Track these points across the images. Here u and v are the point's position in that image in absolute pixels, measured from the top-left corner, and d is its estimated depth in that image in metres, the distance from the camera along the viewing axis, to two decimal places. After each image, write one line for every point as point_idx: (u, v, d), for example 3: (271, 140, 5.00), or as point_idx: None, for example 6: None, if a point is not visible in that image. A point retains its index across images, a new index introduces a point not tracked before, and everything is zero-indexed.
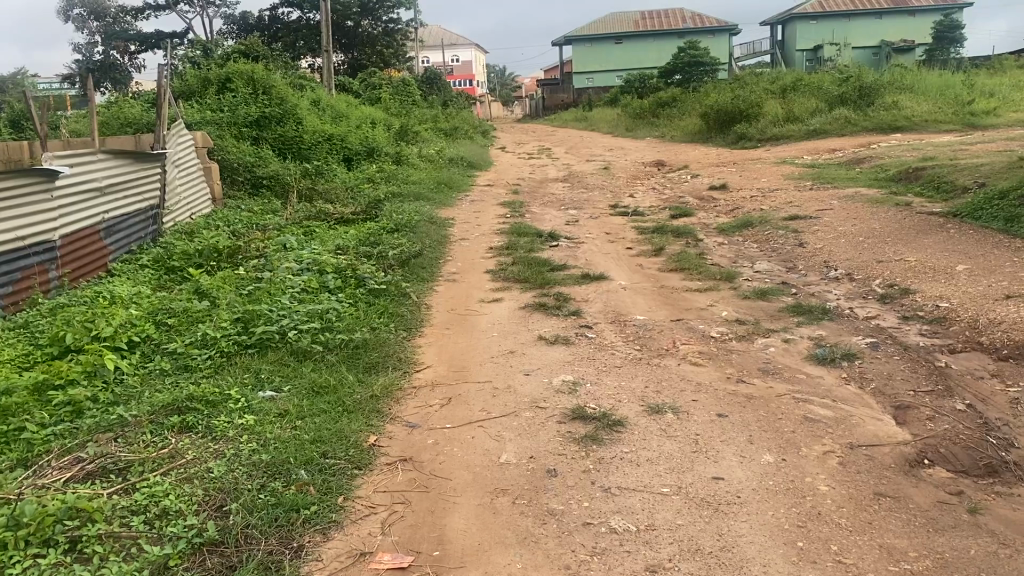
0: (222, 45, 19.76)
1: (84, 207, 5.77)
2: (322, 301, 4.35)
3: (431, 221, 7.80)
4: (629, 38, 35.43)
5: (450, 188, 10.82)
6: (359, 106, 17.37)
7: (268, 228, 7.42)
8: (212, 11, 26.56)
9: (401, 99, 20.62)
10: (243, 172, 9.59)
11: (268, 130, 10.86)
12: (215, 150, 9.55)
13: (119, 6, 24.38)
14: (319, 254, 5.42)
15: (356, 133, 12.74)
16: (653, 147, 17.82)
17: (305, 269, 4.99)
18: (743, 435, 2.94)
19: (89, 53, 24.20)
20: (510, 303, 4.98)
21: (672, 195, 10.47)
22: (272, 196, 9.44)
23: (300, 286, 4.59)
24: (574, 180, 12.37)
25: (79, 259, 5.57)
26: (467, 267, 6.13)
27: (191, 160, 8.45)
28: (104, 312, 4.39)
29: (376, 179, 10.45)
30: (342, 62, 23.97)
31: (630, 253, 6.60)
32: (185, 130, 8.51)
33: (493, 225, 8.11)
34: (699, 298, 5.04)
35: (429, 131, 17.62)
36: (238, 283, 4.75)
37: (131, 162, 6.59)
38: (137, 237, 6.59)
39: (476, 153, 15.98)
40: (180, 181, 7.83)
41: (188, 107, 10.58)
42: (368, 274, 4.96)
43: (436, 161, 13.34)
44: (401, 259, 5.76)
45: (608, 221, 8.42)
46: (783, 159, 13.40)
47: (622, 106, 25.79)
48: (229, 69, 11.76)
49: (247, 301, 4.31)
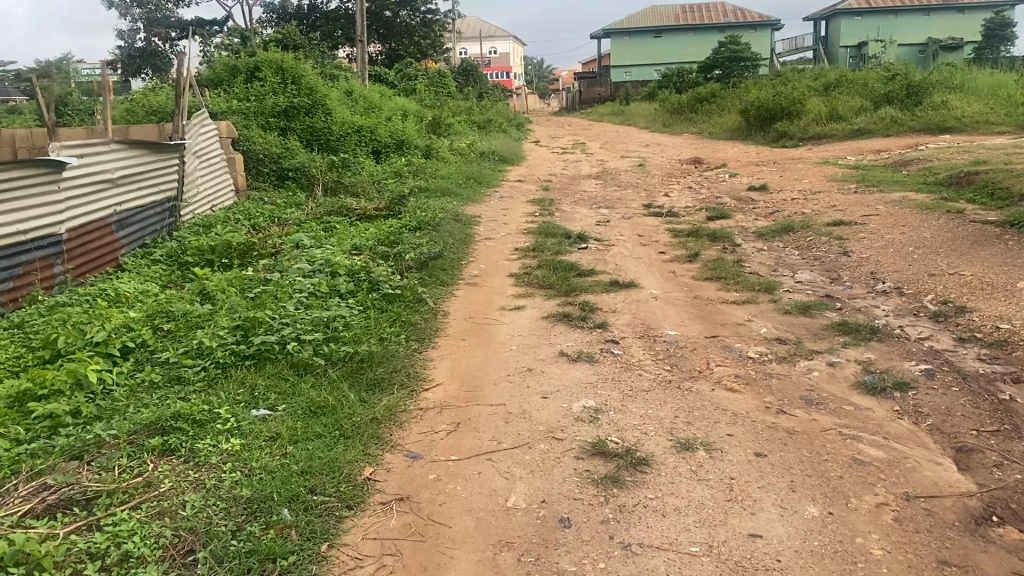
0: (258, 33, 19.64)
1: (94, 199, 5.55)
2: (330, 308, 4.07)
3: (456, 220, 7.51)
4: (669, 32, 34.83)
5: (479, 184, 10.52)
6: (393, 97, 17.11)
7: (288, 223, 7.18)
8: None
9: (436, 91, 20.35)
10: (268, 163, 9.38)
11: (296, 121, 10.63)
12: (239, 140, 9.34)
13: None
14: (333, 254, 5.15)
15: (387, 125, 12.48)
16: (691, 143, 17.35)
17: (317, 270, 4.72)
18: (784, 480, 2.61)
19: (130, 40, 24.25)
20: (532, 312, 4.66)
21: (709, 195, 10.07)
22: (297, 188, 9.20)
23: (310, 289, 4.31)
24: (607, 177, 12.01)
25: (87, 255, 5.36)
26: (490, 270, 5.82)
27: (214, 149, 8.24)
28: (102, 312, 4.14)
29: (403, 173, 10.19)
30: (379, 52, 23.76)
31: (663, 258, 6.25)
32: (209, 118, 8.30)
33: (521, 224, 7.81)
34: (736, 312, 4.68)
35: (463, 123, 17.35)
36: (244, 285, 4.49)
37: (148, 152, 6.36)
38: (152, 230, 6.39)
39: (509, 147, 15.66)
40: (200, 172, 7.62)
41: (216, 96, 10.39)
42: (383, 277, 4.68)
43: (466, 155, 13.03)
44: (419, 261, 5.46)
45: (641, 222, 8.06)
46: (826, 159, 12.90)
47: (660, 100, 25.27)
48: (259, 57, 11.55)
49: (252, 305, 4.04)
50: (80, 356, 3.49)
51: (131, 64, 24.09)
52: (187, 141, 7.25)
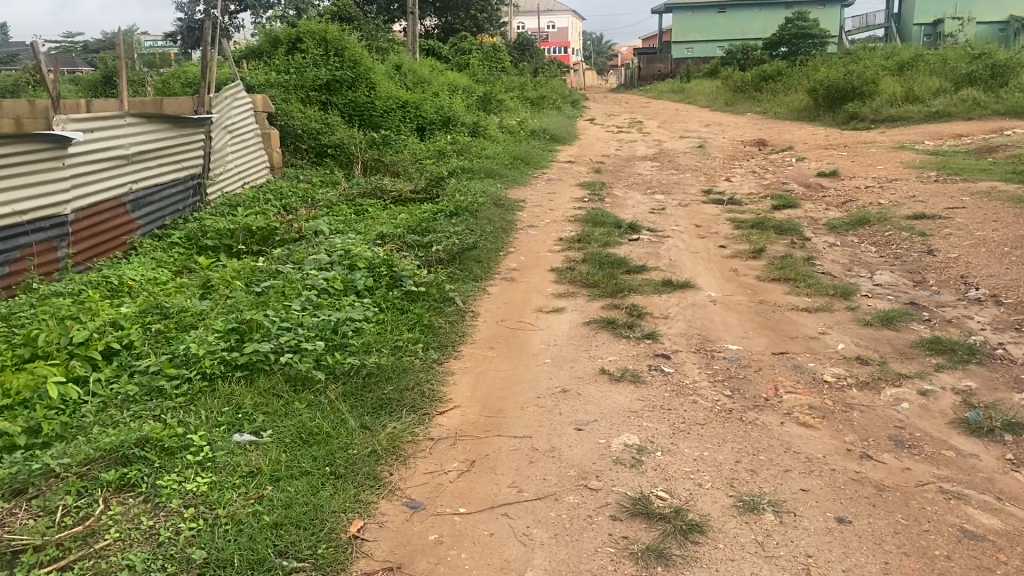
0: (312, 5, 19.22)
1: (106, 177, 5.18)
2: (341, 309, 3.60)
3: (498, 205, 7.01)
4: (733, 8, 33.60)
5: (527, 165, 9.97)
6: (445, 72, 16.57)
7: (319, 205, 6.75)
8: None
9: (490, 67, 19.76)
10: (307, 140, 8.95)
11: (338, 96, 10.20)
12: (278, 114, 8.93)
13: None
14: (353, 244, 4.69)
15: (434, 101, 11.97)
16: (753, 124, 16.51)
17: (335, 262, 4.26)
18: (874, 563, 2.06)
19: (190, 12, 24.06)
20: (572, 317, 4.13)
21: (773, 181, 9.37)
22: (336, 167, 8.78)
23: (323, 286, 3.85)
24: (664, 159, 11.36)
25: (95, 238, 5.00)
26: (529, 263, 5.31)
27: (248, 125, 7.84)
28: (92, 304, 3.72)
29: (448, 152, 9.70)
30: (434, 26, 23.21)
31: (722, 253, 5.66)
32: (243, 92, 7.89)
33: (568, 210, 7.27)
34: (806, 322, 4.08)
35: (516, 100, 16.77)
36: (251, 278, 4.05)
37: (171, 127, 5.97)
38: (173, 211, 6.01)
39: (563, 126, 15.04)
40: (231, 149, 7.23)
41: (255, 69, 10.01)
42: (406, 272, 4.19)
43: (516, 134, 12.46)
44: (451, 253, 4.97)
45: (699, 210, 7.44)
46: (901, 144, 12.04)
47: (722, 78, 24.30)
48: (301, 28, 11.11)
49: (254, 305, 3.59)
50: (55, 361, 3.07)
51: (191, 35, 23.90)
52: (215, 115, 6.86)
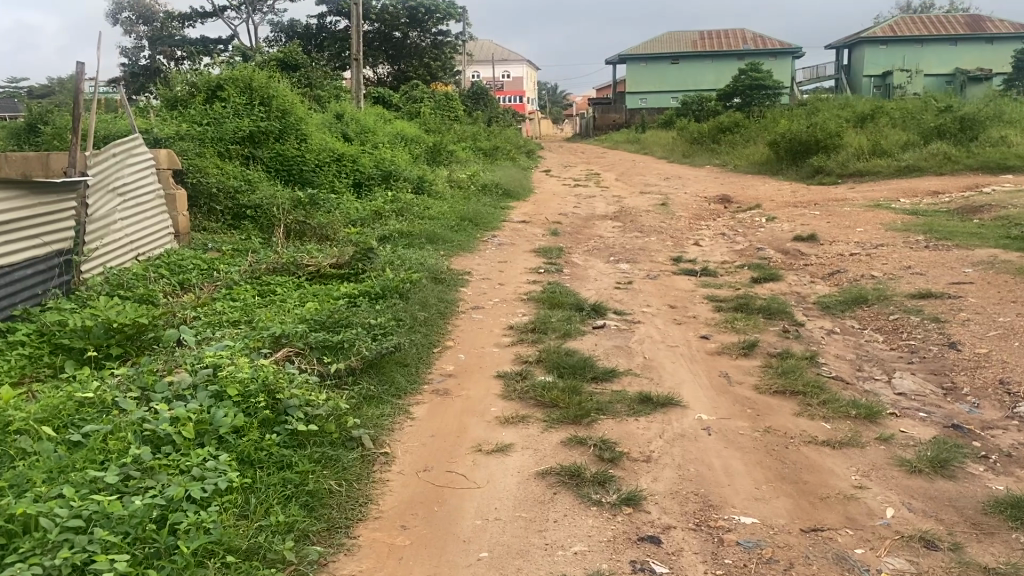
0: (256, 51, 18.22)
1: None
2: (178, 478, 2.47)
3: (436, 282, 5.94)
4: (686, 59, 33.44)
5: (475, 226, 8.94)
6: (393, 122, 15.58)
7: (220, 283, 5.61)
8: (260, 19, 24.98)
9: (442, 116, 18.87)
10: (223, 200, 7.80)
11: (264, 148, 9.12)
12: (189, 170, 7.79)
13: (168, 12, 23.12)
14: (232, 354, 3.56)
15: (375, 155, 10.93)
16: (715, 177, 15.78)
17: (198, 387, 3.12)
18: None
19: (135, 58, 22.85)
20: (524, 459, 3.04)
21: (747, 246, 8.45)
22: (254, 231, 7.64)
23: (165, 435, 2.71)
24: (624, 218, 10.45)
25: None
26: (471, 366, 4.21)
27: (149, 186, 6.71)
28: None
29: (386, 212, 8.64)
30: (387, 74, 22.22)
31: (708, 347, 4.64)
32: (143, 147, 6.77)
33: (521, 285, 6.24)
34: (834, 467, 3.05)
35: (466, 152, 15.84)
36: (72, 423, 2.88)
37: (28, 194, 4.82)
38: (29, 296, 4.82)
39: (518, 179, 14.10)
40: (120, 214, 6.10)
41: (167, 120, 8.89)
42: (293, 398, 3.09)
43: (466, 189, 11.46)
44: (368, 360, 3.87)
45: (671, 285, 6.45)
46: (875, 201, 11.31)
47: (678, 128, 23.69)
48: (224, 74, 10.02)
49: (51, 478, 2.44)
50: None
51: (135, 81, 22.43)
52: (95, 177, 5.75)
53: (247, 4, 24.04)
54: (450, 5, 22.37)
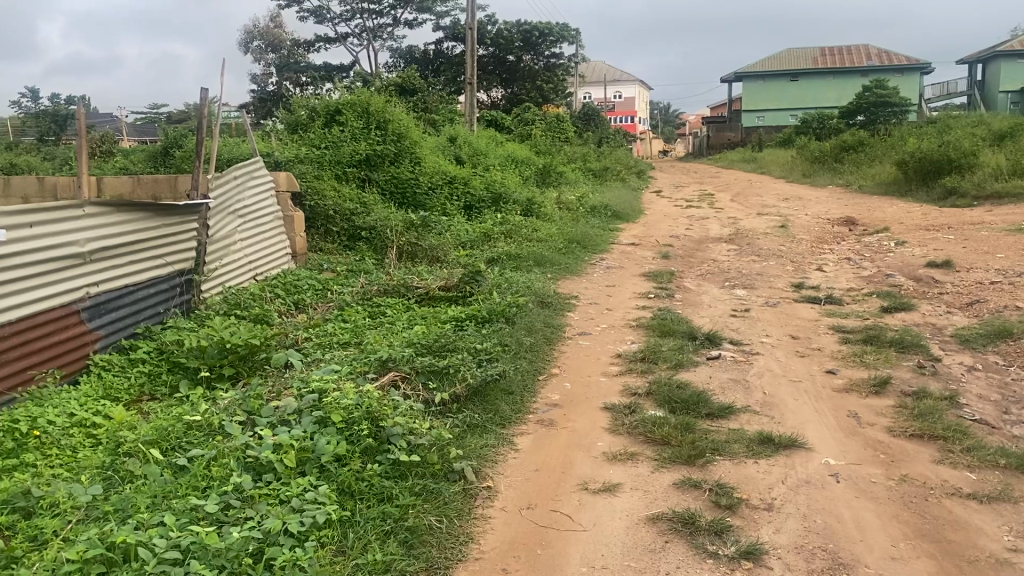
0: (374, 76, 18.69)
1: (51, 282, 4.14)
2: (276, 508, 2.42)
3: (545, 307, 5.81)
4: (805, 76, 32.41)
5: (585, 249, 8.79)
6: (505, 144, 15.63)
7: (331, 304, 5.66)
8: (379, 45, 25.68)
9: (554, 137, 18.83)
10: (339, 221, 7.96)
11: (379, 171, 9.26)
12: (307, 193, 7.99)
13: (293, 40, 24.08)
14: (337, 378, 3.53)
15: (486, 176, 10.94)
16: (837, 198, 15.10)
17: (302, 412, 3.10)
18: None
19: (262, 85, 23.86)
20: (634, 502, 2.86)
21: (874, 272, 7.96)
22: (367, 252, 7.73)
23: (268, 463, 2.68)
24: (740, 241, 10.08)
25: (29, 357, 3.92)
26: (579, 397, 4.05)
27: (268, 207, 6.88)
28: None
29: (495, 234, 8.61)
30: (500, 97, 22.37)
31: (833, 383, 4.32)
32: (263, 169, 6.96)
33: (632, 311, 6.04)
34: (984, 525, 2.73)
35: (578, 173, 15.73)
36: (178, 447, 2.90)
37: (152, 216, 4.98)
38: (151, 314, 4.98)
39: (630, 201, 13.86)
40: (240, 235, 6.26)
41: (287, 143, 9.15)
42: (396, 426, 3.01)
43: (575, 211, 11.33)
44: (474, 387, 3.77)
45: (792, 313, 6.11)
46: (1016, 225, 10.51)
47: (797, 147, 22.88)
48: (342, 99, 10.24)
49: (154, 505, 2.44)
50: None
51: (262, 106, 23.43)
52: (216, 200, 5.91)
53: (367, 31, 24.80)
54: (563, 27, 22.41)
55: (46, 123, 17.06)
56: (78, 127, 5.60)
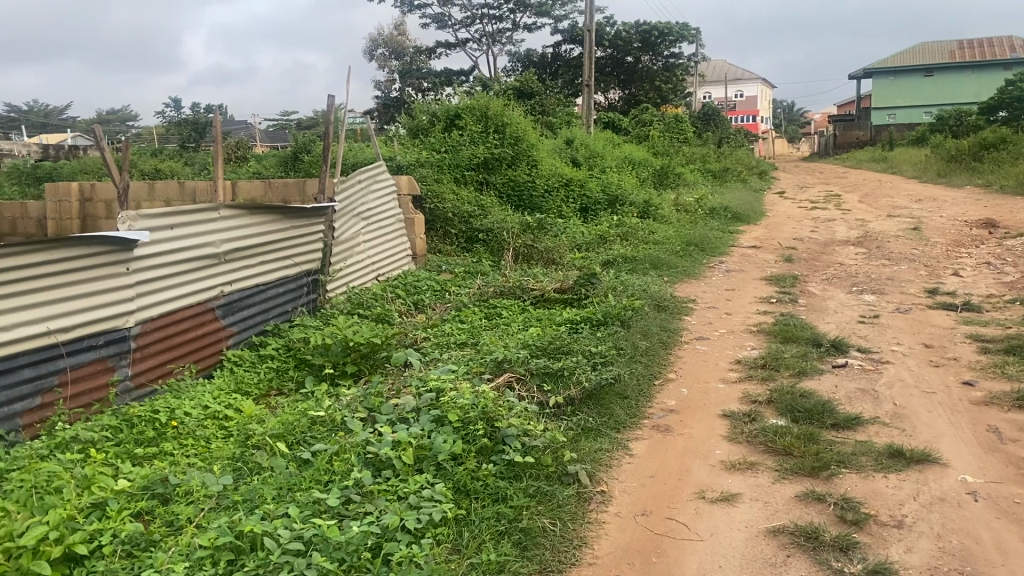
0: (493, 81, 18.90)
1: (189, 281, 4.38)
2: (393, 505, 2.47)
3: (661, 311, 5.73)
4: (941, 71, 30.71)
5: (703, 252, 8.61)
6: (622, 146, 15.50)
7: (448, 306, 5.76)
8: (497, 50, 25.95)
9: (672, 138, 18.54)
10: (457, 224, 8.09)
11: (496, 174, 9.37)
12: (426, 196, 8.18)
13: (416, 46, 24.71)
14: (454, 377, 3.58)
15: (602, 179, 10.88)
16: (976, 199, 14.21)
17: (420, 410, 3.16)
18: None
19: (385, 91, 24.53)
20: (753, 513, 2.77)
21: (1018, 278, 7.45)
22: (484, 253, 7.82)
23: (386, 459, 2.74)
24: (869, 244, 9.63)
25: (168, 352, 4.15)
26: (696, 403, 3.97)
27: (389, 210, 7.07)
28: (93, 468, 2.80)
29: (611, 236, 8.54)
30: (618, 98, 22.18)
31: (972, 396, 4.06)
32: (385, 174, 7.15)
33: (752, 316, 5.87)
34: None
35: (697, 174, 15.44)
36: (303, 442, 3.01)
37: (282, 219, 5.21)
38: (280, 313, 5.20)
39: (751, 202, 13.49)
40: (363, 237, 6.45)
41: (408, 148, 9.38)
42: (511, 427, 3.03)
43: (694, 213, 11.12)
44: (588, 390, 3.75)
45: (925, 320, 5.79)
46: None
47: (932, 145, 21.68)
48: (462, 104, 10.41)
49: (280, 495, 2.55)
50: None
51: (385, 111, 24.10)
52: (342, 203, 6.11)
53: (487, 36, 25.13)
54: (684, 26, 22.02)
55: (187, 131, 18.10)
56: (216, 134, 5.91)
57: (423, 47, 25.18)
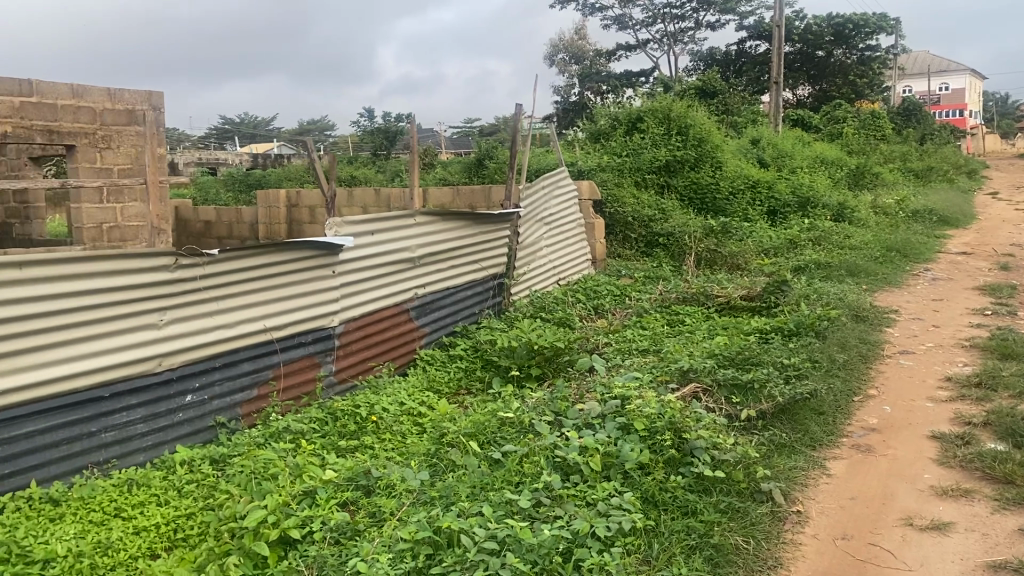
0: (675, 82, 18.58)
1: (387, 283, 4.61)
2: (581, 511, 2.48)
3: (857, 322, 5.41)
4: None
5: (904, 258, 8.05)
6: (812, 145, 14.77)
7: (631, 311, 5.71)
8: (679, 50, 25.50)
9: (868, 135, 17.46)
10: (638, 228, 8.03)
11: (679, 177, 9.22)
12: (607, 200, 8.18)
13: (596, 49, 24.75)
14: (639, 385, 3.55)
15: (791, 180, 10.42)
16: None
17: (606, 417, 3.15)
18: None
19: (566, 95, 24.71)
20: (969, 546, 2.55)
21: None
22: (666, 258, 7.70)
23: (575, 464, 2.76)
24: None
25: (366, 350, 4.39)
26: (899, 422, 3.71)
27: (572, 214, 7.12)
28: (303, 457, 3.01)
29: (801, 241, 8.16)
30: (807, 95, 21.18)
31: None
32: (569, 178, 7.21)
33: (962, 329, 5.42)
34: None
35: (896, 174, 14.45)
36: (492, 444, 3.09)
37: (472, 224, 5.37)
38: (467, 314, 5.37)
39: (958, 204, 12.45)
40: (546, 242, 6.54)
41: (589, 152, 9.44)
42: (700, 439, 2.96)
43: (893, 216, 10.41)
44: (780, 404, 3.59)
45: None
46: None
47: None
48: (644, 106, 10.28)
49: (474, 494, 2.63)
50: (196, 541, 2.62)
51: (565, 115, 24.29)
52: (526, 208, 6.22)
53: (669, 37, 24.76)
54: (882, 16, 20.68)
55: (378, 139, 19.09)
56: (410, 144, 6.19)
57: (603, 50, 25.17)
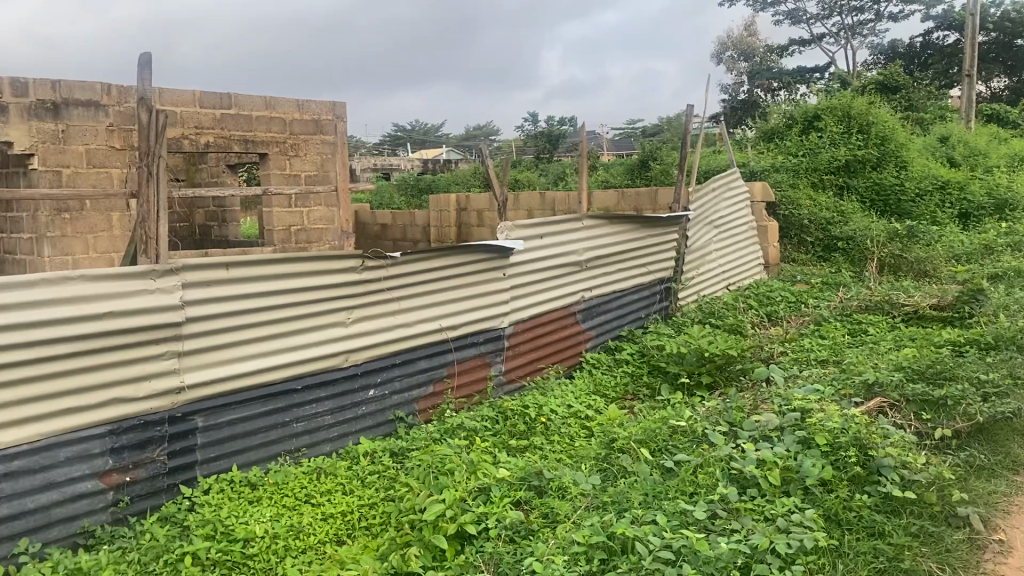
0: (853, 77, 17.61)
1: (556, 286, 4.66)
2: (758, 525, 2.41)
3: None
4: None
5: None
6: (1010, 141, 13.57)
7: (807, 320, 5.47)
8: (858, 43, 24.15)
9: None
10: (814, 231, 7.69)
11: (859, 178, 8.75)
12: (781, 203, 7.91)
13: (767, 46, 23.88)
14: (819, 398, 3.39)
15: (987, 180, 9.62)
16: None
17: (784, 429, 3.04)
18: None
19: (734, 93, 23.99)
20: None
21: None
22: (844, 263, 7.33)
23: (752, 477, 2.69)
24: None
25: (535, 352, 4.47)
26: None
27: (744, 218, 6.91)
28: (477, 455, 3.10)
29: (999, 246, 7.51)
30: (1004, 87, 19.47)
31: None
32: (741, 181, 7.00)
33: None
34: None
35: None
36: (663, 451, 3.06)
37: (641, 228, 5.33)
38: (633, 319, 5.35)
39: None
40: (716, 247, 6.39)
41: (762, 154, 9.17)
42: (888, 458, 2.79)
43: None
44: (980, 424, 3.32)
45: None
46: None
47: None
48: (822, 103, 9.74)
49: (647, 501, 2.62)
50: (379, 530, 2.76)
51: (732, 115, 23.58)
52: (697, 212, 6.09)
53: (847, 30, 23.52)
54: None
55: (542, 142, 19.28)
56: (580, 147, 6.21)
57: (774, 46, 24.25)
